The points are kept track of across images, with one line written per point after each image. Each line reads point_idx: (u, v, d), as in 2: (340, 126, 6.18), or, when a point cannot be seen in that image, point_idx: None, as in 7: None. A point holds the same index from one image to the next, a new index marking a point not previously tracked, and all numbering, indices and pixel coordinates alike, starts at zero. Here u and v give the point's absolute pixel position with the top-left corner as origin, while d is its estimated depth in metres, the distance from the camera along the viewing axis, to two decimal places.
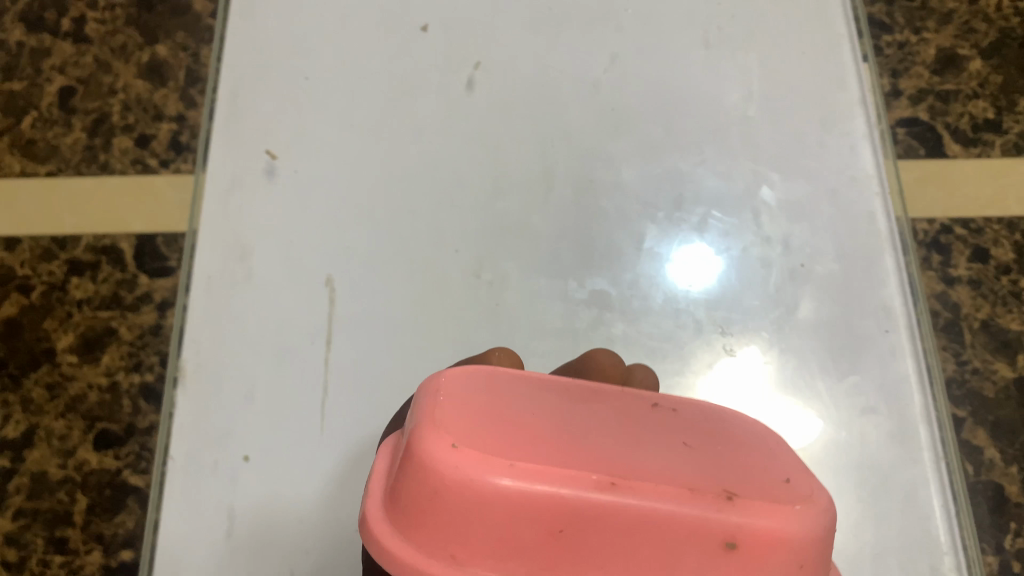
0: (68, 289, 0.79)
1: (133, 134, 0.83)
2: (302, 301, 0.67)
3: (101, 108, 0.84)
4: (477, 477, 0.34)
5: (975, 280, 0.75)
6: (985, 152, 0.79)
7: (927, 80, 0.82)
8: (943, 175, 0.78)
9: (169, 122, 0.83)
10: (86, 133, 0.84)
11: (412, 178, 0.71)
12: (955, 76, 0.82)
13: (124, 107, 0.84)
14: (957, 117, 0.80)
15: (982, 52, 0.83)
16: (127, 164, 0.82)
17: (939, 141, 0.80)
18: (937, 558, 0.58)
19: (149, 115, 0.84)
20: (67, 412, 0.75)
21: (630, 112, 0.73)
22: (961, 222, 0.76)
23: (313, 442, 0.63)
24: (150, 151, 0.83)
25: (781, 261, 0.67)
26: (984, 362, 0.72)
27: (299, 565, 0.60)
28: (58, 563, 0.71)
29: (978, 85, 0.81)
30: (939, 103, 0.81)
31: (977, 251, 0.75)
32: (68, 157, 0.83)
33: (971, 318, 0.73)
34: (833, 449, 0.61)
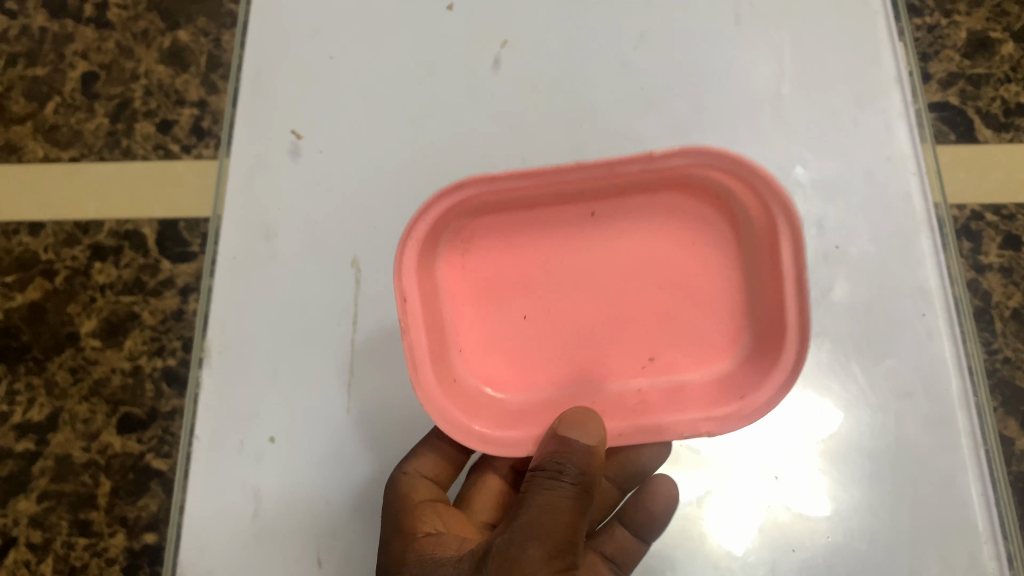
0: (91, 274, 0.79)
1: (154, 119, 0.83)
2: (329, 282, 0.66)
3: (123, 94, 0.84)
4: (508, 198, 0.55)
5: (1008, 268, 0.73)
6: (1017, 138, 0.76)
7: (958, 64, 0.79)
8: (975, 161, 0.76)
9: (191, 107, 0.83)
10: (108, 118, 0.83)
11: (437, 160, 0.70)
12: (986, 60, 0.79)
13: (146, 92, 0.84)
14: (988, 101, 0.78)
15: (1015, 35, 0.80)
16: (149, 150, 0.82)
17: (970, 125, 0.77)
18: (976, 546, 0.57)
19: (170, 100, 0.83)
20: (91, 395, 0.75)
21: (659, 92, 0.71)
22: (992, 209, 0.74)
23: (338, 422, 0.63)
24: (172, 135, 0.82)
25: (815, 243, 0.65)
26: (1016, 351, 0.70)
27: (326, 547, 0.60)
28: (82, 545, 0.72)
29: (1010, 69, 0.79)
30: (970, 87, 0.78)
31: (1009, 239, 0.73)
32: (90, 142, 0.83)
33: (1002, 306, 0.72)
34: (865, 434, 0.60)
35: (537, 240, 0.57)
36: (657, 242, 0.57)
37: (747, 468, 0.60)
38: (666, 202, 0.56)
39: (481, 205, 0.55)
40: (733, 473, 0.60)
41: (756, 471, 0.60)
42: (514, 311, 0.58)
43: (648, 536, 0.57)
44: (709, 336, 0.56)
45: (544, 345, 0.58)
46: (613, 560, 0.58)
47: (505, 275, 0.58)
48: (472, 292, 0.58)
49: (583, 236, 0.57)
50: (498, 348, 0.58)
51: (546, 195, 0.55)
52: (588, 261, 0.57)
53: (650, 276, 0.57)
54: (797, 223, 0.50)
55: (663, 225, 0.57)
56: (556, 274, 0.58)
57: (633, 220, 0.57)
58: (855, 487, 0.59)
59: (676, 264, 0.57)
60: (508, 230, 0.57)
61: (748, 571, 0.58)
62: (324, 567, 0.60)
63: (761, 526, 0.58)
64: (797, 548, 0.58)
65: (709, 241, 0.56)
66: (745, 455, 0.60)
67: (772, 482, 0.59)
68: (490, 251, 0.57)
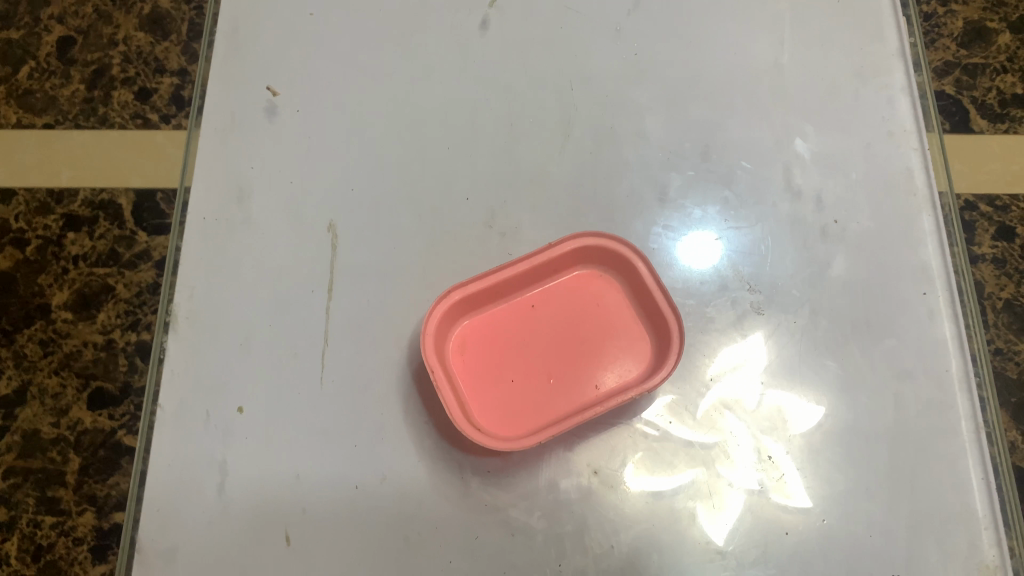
0: (64, 244, 0.75)
1: (133, 87, 0.79)
2: (305, 247, 0.63)
3: (100, 60, 0.80)
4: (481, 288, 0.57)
5: (1000, 259, 0.70)
6: (1013, 129, 0.74)
7: (954, 53, 0.77)
8: (968, 151, 0.74)
9: (171, 75, 0.80)
10: (84, 85, 0.80)
11: (420, 125, 0.67)
12: (983, 50, 0.77)
13: (124, 59, 0.80)
14: (984, 92, 0.75)
15: (1011, 25, 0.77)
16: (126, 119, 0.79)
17: (964, 116, 0.75)
18: (975, 532, 0.54)
19: (150, 68, 0.80)
20: (61, 369, 0.71)
21: (655, 59, 0.68)
22: (986, 199, 0.72)
23: (311, 394, 0.59)
24: (150, 104, 0.79)
25: (813, 216, 0.63)
26: (1007, 343, 0.68)
27: (295, 523, 0.56)
28: (49, 523, 0.67)
29: (1006, 59, 0.76)
30: (966, 77, 0.76)
31: (1002, 229, 0.71)
32: (66, 109, 0.79)
33: (994, 297, 0.69)
34: (865, 417, 0.57)
35: (503, 325, 0.58)
36: (588, 307, 0.59)
37: (740, 452, 0.56)
38: (589, 275, 0.60)
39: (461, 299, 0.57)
40: (727, 462, 0.56)
41: (747, 456, 0.56)
42: (502, 378, 0.57)
43: (579, 543, 0.54)
44: (644, 361, 0.57)
45: (525, 399, 0.56)
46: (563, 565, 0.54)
47: (484, 360, 0.57)
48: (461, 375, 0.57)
49: (534, 317, 0.59)
50: (493, 412, 0.55)
51: (506, 282, 0.58)
52: (541, 333, 0.58)
53: (590, 329, 0.58)
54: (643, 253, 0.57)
55: (589, 292, 0.59)
56: (523, 348, 0.58)
57: (568, 293, 0.59)
58: (852, 469, 0.56)
59: (606, 317, 0.58)
60: (478, 325, 0.58)
61: (740, 555, 0.54)
62: (293, 545, 0.55)
63: (750, 513, 0.55)
64: (790, 531, 0.54)
65: (623, 294, 0.59)
66: (739, 442, 0.56)
67: (760, 465, 0.56)
68: (471, 341, 0.58)
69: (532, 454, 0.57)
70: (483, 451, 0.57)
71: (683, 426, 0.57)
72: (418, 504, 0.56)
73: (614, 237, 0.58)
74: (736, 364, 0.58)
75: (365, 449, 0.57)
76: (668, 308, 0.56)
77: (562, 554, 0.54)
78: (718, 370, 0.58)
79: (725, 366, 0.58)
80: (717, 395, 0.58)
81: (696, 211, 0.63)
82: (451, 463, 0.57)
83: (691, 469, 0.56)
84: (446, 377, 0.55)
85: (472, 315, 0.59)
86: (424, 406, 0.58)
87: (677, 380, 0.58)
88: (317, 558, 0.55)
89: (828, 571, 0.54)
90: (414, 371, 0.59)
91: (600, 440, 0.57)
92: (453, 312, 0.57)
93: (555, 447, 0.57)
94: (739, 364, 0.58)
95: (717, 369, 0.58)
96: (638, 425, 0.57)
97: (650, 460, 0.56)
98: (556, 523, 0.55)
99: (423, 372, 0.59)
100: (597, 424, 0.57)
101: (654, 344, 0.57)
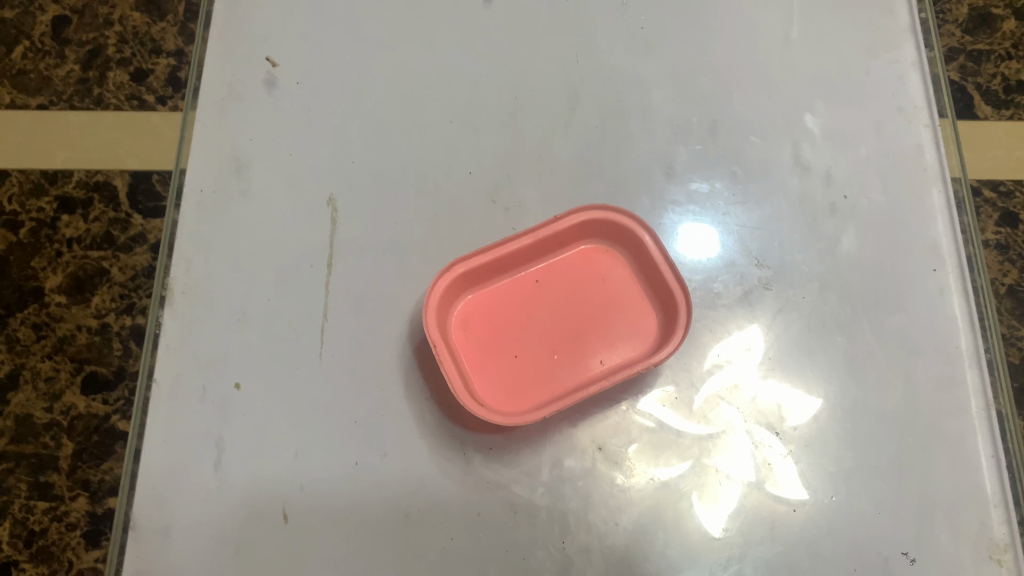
0: (58, 227, 0.73)
1: (129, 67, 0.78)
2: (304, 220, 0.62)
3: (96, 40, 0.79)
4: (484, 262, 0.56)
5: (1003, 245, 0.69)
6: (1017, 115, 0.73)
7: (959, 38, 0.76)
8: (972, 138, 0.73)
9: (168, 57, 0.78)
10: (79, 66, 0.78)
11: (422, 98, 0.65)
12: (988, 36, 0.76)
13: (120, 40, 0.79)
14: (989, 78, 0.74)
15: (1017, 12, 0.76)
16: (122, 100, 0.77)
17: (969, 102, 0.74)
18: (985, 512, 0.53)
19: (146, 49, 0.78)
20: (54, 353, 0.70)
21: (662, 33, 0.67)
22: (989, 185, 0.71)
23: (310, 368, 0.58)
24: (146, 86, 0.77)
25: (822, 193, 0.62)
26: (1010, 329, 0.67)
27: (294, 500, 0.55)
28: (42, 509, 0.66)
29: (1012, 46, 0.75)
30: (970, 63, 0.75)
31: (1006, 216, 0.70)
32: (60, 90, 0.78)
33: (998, 282, 0.68)
34: (874, 393, 0.56)
35: (506, 300, 0.57)
36: (592, 282, 0.58)
37: (740, 438, 0.55)
38: (594, 249, 0.59)
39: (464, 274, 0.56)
40: (722, 453, 0.55)
41: (746, 443, 0.55)
42: (505, 353, 0.55)
43: (584, 521, 0.53)
44: (650, 337, 0.55)
45: (529, 375, 0.55)
46: (568, 543, 0.53)
47: (487, 335, 0.56)
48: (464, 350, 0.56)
49: (538, 292, 0.57)
50: (496, 388, 0.54)
51: (510, 257, 0.57)
52: (545, 308, 0.57)
53: (595, 304, 0.57)
54: (650, 226, 0.56)
55: (594, 266, 0.58)
56: (527, 324, 0.56)
57: (572, 268, 0.58)
58: (860, 446, 0.55)
59: (611, 292, 0.57)
60: (481, 300, 0.57)
61: (746, 533, 0.53)
62: (291, 522, 0.54)
63: (743, 504, 0.54)
64: (798, 509, 0.53)
65: (629, 269, 0.58)
66: (735, 433, 0.55)
67: (757, 454, 0.55)
68: (474, 316, 0.57)
69: (536, 430, 0.55)
70: (486, 427, 0.56)
71: (679, 416, 0.56)
72: (419, 480, 0.55)
73: (620, 211, 0.57)
74: (735, 354, 0.57)
75: (366, 424, 0.56)
76: (675, 282, 0.55)
77: (566, 531, 0.53)
78: (717, 359, 0.57)
79: (724, 355, 0.57)
80: (715, 384, 0.56)
81: (703, 186, 0.62)
82: (453, 439, 0.55)
83: (686, 459, 0.55)
84: (450, 353, 0.53)
85: (474, 291, 0.57)
86: (425, 382, 0.57)
87: (682, 356, 0.57)
88: (315, 534, 0.54)
89: (838, 551, 0.53)
90: (416, 346, 0.58)
91: (603, 418, 0.56)
92: (456, 287, 0.56)
93: (560, 423, 0.56)
94: (738, 354, 0.57)
95: (716, 357, 0.57)
96: (638, 408, 0.56)
97: (644, 449, 0.55)
98: (560, 500, 0.54)
99: (425, 348, 0.58)
100: (602, 400, 0.56)
101: (661, 319, 0.56)
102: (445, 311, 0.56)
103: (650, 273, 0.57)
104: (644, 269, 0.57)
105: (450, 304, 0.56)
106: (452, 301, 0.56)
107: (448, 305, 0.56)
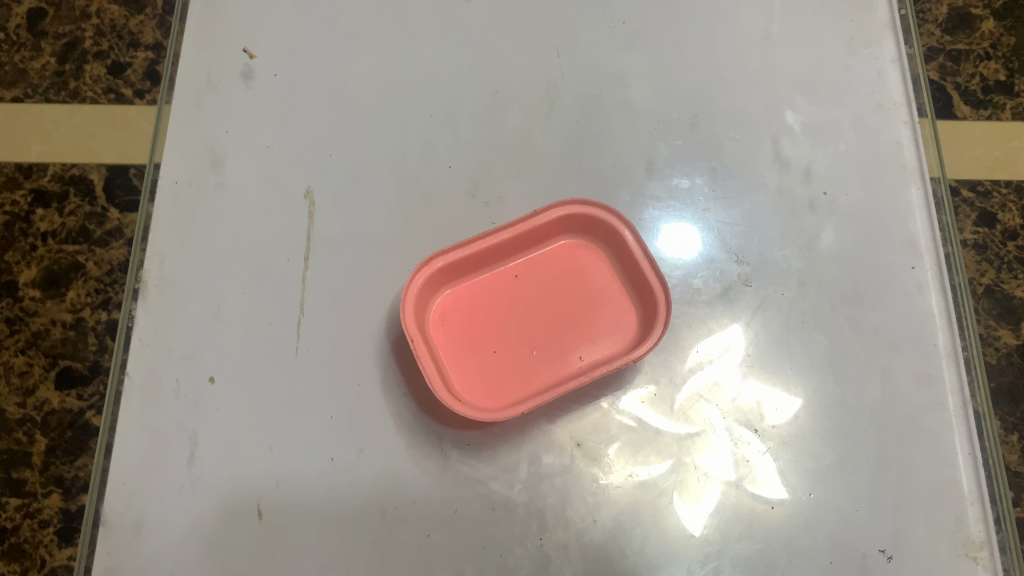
0: (32, 221, 0.72)
1: (106, 61, 0.76)
2: (281, 214, 0.61)
3: (72, 33, 0.77)
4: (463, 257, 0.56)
5: (981, 244, 0.70)
6: (996, 116, 0.73)
7: (938, 38, 0.76)
8: (951, 137, 0.73)
9: (145, 50, 0.77)
10: (55, 58, 0.77)
11: (402, 91, 0.65)
12: (967, 36, 0.76)
13: (97, 32, 0.77)
14: (967, 78, 0.75)
15: (995, 12, 0.77)
16: (99, 93, 0.76)
17: (948, 101, 0.74)
18: (962, 508, 0.53)
19: (123, 42, 0.77)
20: (27, 348, 0.69)
21: (644, 28, 0.67)
22: (968, 185, 0.72)
23: (286, 363, 0.57)
24: (123, 79, 0.76)
25: (802, 189, 0.62)
26: (987, 328, 0.67)
27: (268, 496, 0.54)
28: (14, 506, 0.65)
29: (990, 46, 0.76)
30: (950, 63, 0.75)
31: (984, 215, 0.71)
32: (35, 83, 0.76)
33: (975, 282, 0.69)
34: (852, 390, 0.56)
35: (486, 295, 0.57)
36: (573, 277, 0.57)
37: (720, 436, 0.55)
38: (574, 244, 0.58)
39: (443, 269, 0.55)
40: (702, 452, 0.54)
41: (725, 442, 0.55)
42: (484, 349, 0.55)
43: (561, 516, 0.53)
44: (629, 333, 0.55)
45: (508, 370, 0.54)
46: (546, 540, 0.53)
47: (466, 330, 0.56)
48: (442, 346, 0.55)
49: (518, 287, 0.57)
50: (473, 383, 0.54)
51: (490, 251, 0.56)
52: (524, 304, 0.57)
53: (574, 299, 0.57)
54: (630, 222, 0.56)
55: (574, 262, 0.58)
56: (506, 319, 0.56)
57: (552, 263, 0.58)
58: (838, 443, 0.55)
59: (591, 288, 0.57)
60: (460, 295, 0.57)
61: (725, 530, 0.53)
62: (265, 519, 0.54)
63: (722, 501, 0.53)
64: (776, 506, 0.53)
65: (609, 264, 0.57)
66: (715, 432, 0.55)
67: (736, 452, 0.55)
68: (453, 311, 0.56)
69: (515, 426, 0.55)
70: (464, 423, 0.55)
71: (659, 414, 0.55)
72: (396, 476, 0.54)
73: (600, 206, 0.56)
74: (717, 353, 0.57)
75: (342, 420, 0.55)
76: (655, 278, 0.54)
77: (544, 528, 0.53)
78: (699, 357, 0.57)
79: (705, 353, 0.57)
80: (696, 383, 0.56)
81: (684, 182, 0.62)
82: (431, 435, 0.55)
83: (666, 456, 0.54)
84: (428, 348, 0.53)
85: (453, 286, 0.57)
86: (403, 377, 0.56)
87: (662, 353, 0.57)
88: (290, 531, 0.53)
89: (815, 547, 0.53)
90: (394, 341, 0.57)
91: (582, 414, 0.55)
92: (435, 282, 0.56)
93: (538, 419, 0.55)
94: (720, 353, 0.57)
95: (698, 356, 0.57)
96: (619, 405, 0.56)
97: (624, 447, 0.55)
98: (538, 497, 0.53)
99: (403, 343, 0.57)
100: (581, 396, 0.56)
101: (640, 315, 0.55)
102: (423, 305, 0.55)
103: (630, 269, 0.56)
104: (624, 265, 0.57)
105: (428, 298, 0.56)
106: (430, 296, 0.56)
107: (426, 300, 0.56)
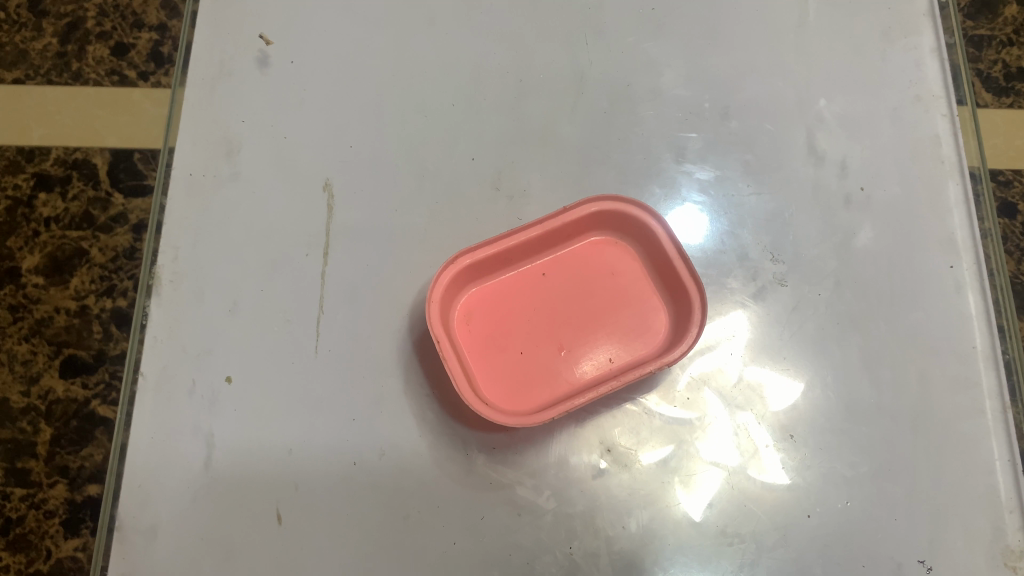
0: (35, 206, 0.70)
1: (109, 41, 0.74)
2: (298, 207, 0.59)
3: (74, 12, 0.75)
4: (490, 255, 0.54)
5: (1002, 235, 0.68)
6: (1017, 104, 0.71)
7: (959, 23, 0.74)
8: None
9: (150, 31, 0.74)
10: (57, 39, 0.74)
11: (422, 80, 0.63)
12: (989, 22, 0.74)
13: (100, 12, 0.75)
14: (989, 64, 0.73)
15: None
16: (102, 74, 0.73)
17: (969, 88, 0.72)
18: (1001, 517, 0.52)
19: (127, 22, 0.74)
20: (31, 335, 0.67)
21: (670, 15, 0.64)
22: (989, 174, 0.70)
23: (303, 362, 0.55)
24: (127, 60, 0.74)
25: (837, 184, 0.60)
26: None
27: (287, 500, 0.52)
28: (19, 496, 0.63)
29: (1013, 31, 0.73)
30: (971, 49, 0.73)
31: (1005, 206, 0.69)
32: (37, 63, 0.74)
33: None
34: (886, 393, 0.55)
35: (512, 292, 0.55)
36: (602, 275, 0.55)
37: (744, 433, 0.53)
38: (604, 241, 0.56)
39: (470, 267, 0.53)
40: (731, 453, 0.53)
41: (750, 439, 0.53)
42: (510, 349, 0.53)
43: (590, 523, 0.51)
44: (660, 333, 0.53)
45: (535, 370, 0.53)
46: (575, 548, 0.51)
47: (491, 330, 0.54)
48: (468, 346, 0.53)
49: (545, 284, 0.55)
50: (500, 384, 0.52)
51: (518, 249, 0.54)
52: (552, 301, 0.55)
53: (604, 297, 0.55)
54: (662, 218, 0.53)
55: (604, 258, 0.56)
56: (533, 317, 0.54)
57: (580, 259, 0.56)
58: (873, 447, 0.53)
59: (622, 285, 0.55)
60: (486, 293, 0.55)
61: (759, 537, 0.51)
62: (284, 524, 0.52)
63: (756, 506, 0.52)
64: (812, 514, 0.52)
65: (639, 260, 0.56)
66: (726, 424, 0.53)
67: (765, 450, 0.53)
68: (479, 310, 0.54)
69: (542, 428, 0.53)
70: (489, 426, 0.53)
71: (680, 415, 0.54)
72: (418, 480, 0.52)
73: (631, 203, 0.54)
74: (722, 340, 0.55)
75: (363, 422, 0.54)
76: (689, 277, 0.52)
77: (573, 536, 0.51)
78: (702, 345, 0.55)
79: (708, 340, 0.55)
80: (699, 372, 0.55)
81: (712, 176, 0.60)
82: (455, 437, 0.53)
83: (696, 459, 0.53)
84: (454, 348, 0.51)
85: (478, 283, 0.55)
86: (427, 378, 0.55)
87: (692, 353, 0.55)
88: (309, 537, 0.51)
89: (850, 556, 0.51)
90: (416, 340, 0.55)
91: (610, 415, 0.54)
92: (460, 280, 0.54)
93: (566, 422, 0.54)
94: (723, 339, 0.55)
95: (703, 343, 0.55)
96: (650, 405, 0.54)
97: (651, 451, 0.53)
98: (567, 503, 0.52)
99: (426, 343, 0.55)
100: (609, 398, 0.54)
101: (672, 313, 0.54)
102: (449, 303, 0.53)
103: (661, 266, 0.55)
104: (655, 261, 0.55)
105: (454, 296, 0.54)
106: (455, 294, 0.54)
107: (451, 299, 0.54)
